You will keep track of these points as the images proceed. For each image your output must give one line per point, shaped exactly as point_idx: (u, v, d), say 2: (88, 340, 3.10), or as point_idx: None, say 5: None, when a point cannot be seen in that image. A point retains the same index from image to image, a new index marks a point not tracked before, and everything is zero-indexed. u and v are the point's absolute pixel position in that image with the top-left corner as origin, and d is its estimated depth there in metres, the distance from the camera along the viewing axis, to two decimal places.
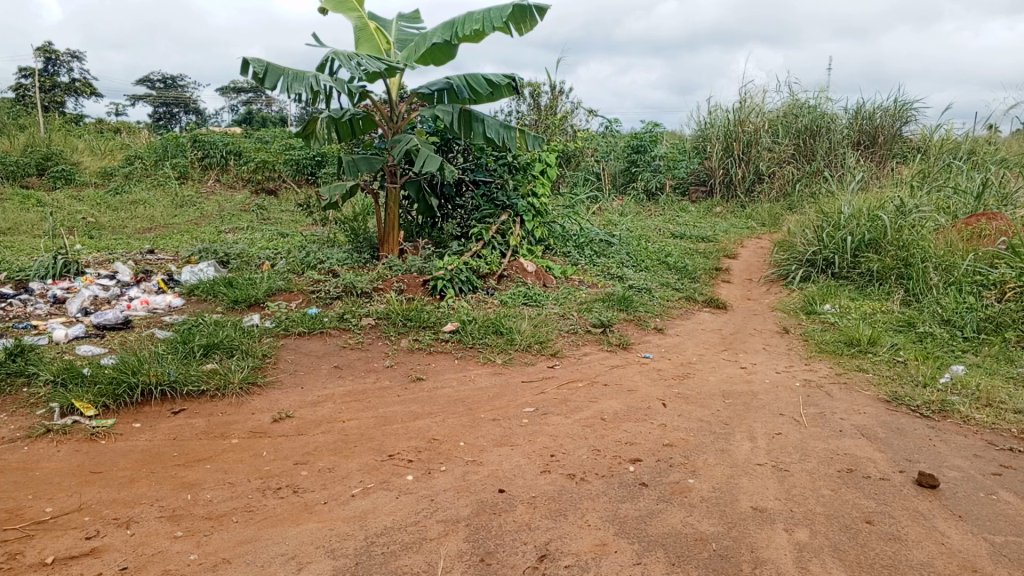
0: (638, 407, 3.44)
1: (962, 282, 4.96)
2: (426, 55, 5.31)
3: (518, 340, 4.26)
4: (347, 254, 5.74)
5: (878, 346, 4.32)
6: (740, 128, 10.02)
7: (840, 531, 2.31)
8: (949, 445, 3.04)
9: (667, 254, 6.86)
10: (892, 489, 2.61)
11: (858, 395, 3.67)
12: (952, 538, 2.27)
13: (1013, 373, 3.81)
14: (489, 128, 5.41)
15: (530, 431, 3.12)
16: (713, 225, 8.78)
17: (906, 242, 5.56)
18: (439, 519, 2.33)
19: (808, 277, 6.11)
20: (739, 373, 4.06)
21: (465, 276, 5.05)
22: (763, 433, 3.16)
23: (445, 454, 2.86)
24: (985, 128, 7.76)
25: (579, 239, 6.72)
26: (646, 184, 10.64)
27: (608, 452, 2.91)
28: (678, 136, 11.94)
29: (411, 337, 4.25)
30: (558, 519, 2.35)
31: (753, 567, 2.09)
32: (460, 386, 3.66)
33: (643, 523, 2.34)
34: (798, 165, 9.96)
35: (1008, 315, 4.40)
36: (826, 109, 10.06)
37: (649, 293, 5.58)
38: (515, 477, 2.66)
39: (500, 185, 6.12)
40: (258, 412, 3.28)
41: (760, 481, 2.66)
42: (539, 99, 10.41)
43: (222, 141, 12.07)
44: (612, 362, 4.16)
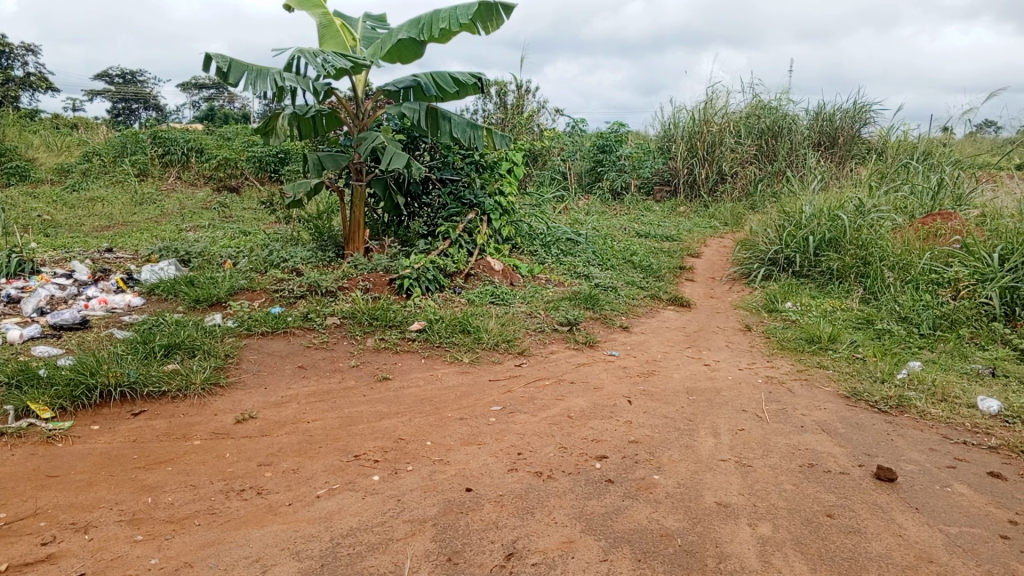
0: (605, 404, 3.46)
1: (919, 280, 5.08)
2: (392, 52, 5.29)
3: (485, 339, 4.26)
4: (312, 253, 5.67)
5: (838, 343, 4.41)
6: (704, 128, 10.19)
7: (802, 524, 2.35)
8: (907, 439, 3.11)
9: (633, 252, 6.92)
10: (852, 483, 2.67)
11: (818, 391, 3.74)
12: (910, 530, 2.33)
13: (967, 369, 3.92)
14: (455, 126, 5.39)
15: (498, 429, 3.12)
16: (678, 224, 8.87)
17: (865, 241, 5.69)
18: (406, 519, 2.33)
19: (769, 275, 6.22)
20: (703, 369, 4.11)
21: (433, 275, 5.03)
22: (727, 429, 3.21)
23: (412, 453, 2.85)
24: (941, 130, 7.96)
25: (545, 238, 6.77)
26: (612, 183, 10.70)
27: (575, 449, 2.92)
28: (643, 136, 12.05)
29: (377, 336, 4.22)
30: (525, 517, 2.36)
31: (718, 562, 2.12)
32: (427, 385, 3.65)
33: (610, 519, 2.35)
34: (760, 165, 10.11)
35: (962, 312, 4.53)
36: (787, 111, 10.22)
37: (615, 291, 5.63)
38: (482, 475, 2.66)
39: (468, 183, 6.10)
40: (221, 412, 3.23)
41: (724, 477, 2.70)
42: (505, 98, 10.38)
43: (183, 138, 11.85)
44: (578, 360, 4.17)
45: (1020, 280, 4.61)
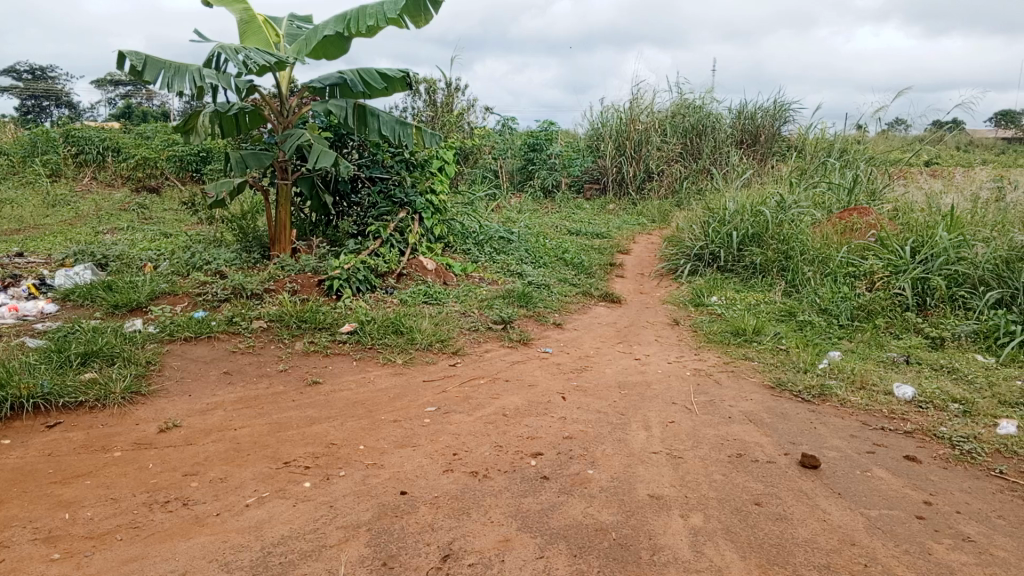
0: (539, 402, 3.48)
1: (837, 272, 5.29)
2: (317, 48, 5.18)
3: (418, 339, 4.22)
4: (236, 254, 5.51)
5: (763, 335, 4.55)
6: (631, 127, 10.37)
7: (731, 513, 2.41)
8: (829, 427, 3.23)
9: (564, 250, 6.98)
10: (778, 471, 2.76)
11: (745, 382, 3.86)
12: (833, 514, 2.42)
13: (883, 357, 4.10)
14: (383, 124, 5.33)
15: (433, 430, 3.10)
16: (607, 221, 8.99)
17: (786, 236, 5.89)
18: (339, 525, 2.28)
19: (696, 270, 6.37)
20: (634, 364, 4.18)
21: (363, 275, 4.96)
22: (658, 422, 3.27)
23: (345, 458, 2.80)
24: (855, 128, 8.31)
25: (478, 237, 6.76)
26: (543, 182, 10.77)
27: (510, 447, 2.93)
28: (572, 135, 12.18)
29: (307, 339, 4.13)
30: (461, 518, 2.34)
31: (652, 554, 2.15)
32: (360, 387, 3.59)
33: (546, 516, 2.36)
34: (686, 163, 10.35)
35: (877, 303, 4.74)
36: (711, 110, 10.50)
37: (547, 288, 5.66)
38: (417, 477, 2.64)
39: (398, 182, 6.01)
40: (143, 422, 3.10)
41: (656, 469, 2.75)
42: (434, 96, 10.30)
43: (98, 136, 11.37)
44: (513, 358, 4.18)
45: (930, 272, 4.85)
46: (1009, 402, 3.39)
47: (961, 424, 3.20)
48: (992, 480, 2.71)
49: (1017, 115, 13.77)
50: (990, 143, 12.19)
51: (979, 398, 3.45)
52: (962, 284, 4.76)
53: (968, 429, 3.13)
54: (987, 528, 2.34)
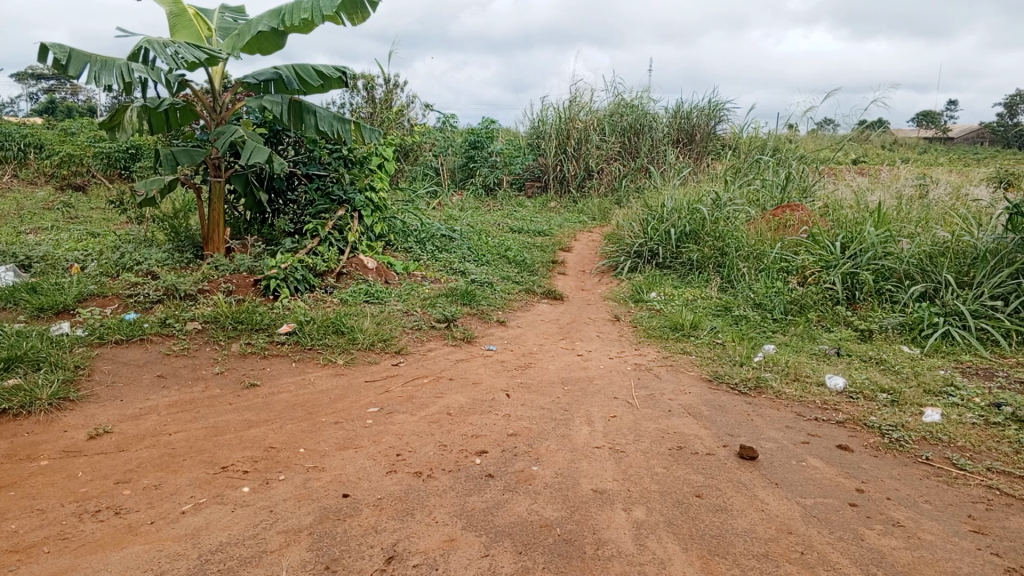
0: (483, 399, 3.47)
1: (771, 267, 5.44)
2: (252, 44, 5.06)
3: (359, 339, 4.16)
4: (168, 254, 5.34)
5: (700, 330, 4.65)
6: (571, 126, 10.46)
7: (672, 505, 2.45)
8: (764, 418, 3.32)
9: (507, 247, 6.98)
10: (717, 463, 2.82)
11: (684, 376, 3.94)
12: (770, 504, 2.48)
13: (816, 350, 4.24)
14: (321, 120, 5.27)
15: (375, 431, 3.06)
16: (549, 219, 9.05)
17: (721, 233, 6.04)
18: (280, 530, 2.24)
19: (635, 267, 6.46)
20: (577, 360, 4.22)
21: (301, 275, 4.87)
22: (600, 416, 3.31)
23: (285, 462, 2.75)
24: (786, 128, 8.57)
25: (419, 234, 6.72)
26: (485, 179, 10.77)
27: (454, 446, 2.91)
28: (513, 133, 12.22)
29: (244, 340, 4.04)
30: (405, 519, 2.33)
31: (596, 548, 2.17)
32: (299, 389, 3.53)
33: (490, 514, 2.36)
34: (624, 162, 10.50)
35: (809, 297, 4.89)
36: (648, 109, 10.68)
37: (491, 286, 5.65)
38: (360, 479, 2.60)
39: (336, 179, 5.94)
40: (71, 428, 2.98)
41: (599, 464, 2.78)
42: (374, 92, 10.19)
43: (21, 133, 10.91)
44: (456, 356, 4.17)
45: (858, 267, 5.03)
46: (933, 390, 3.55)
47: (890, 413, 3.33)
48: (919, 466, 2.83)
49: (937, 115, 14.47)
50: (913, 142, 12.74)
51: (905, 387, 3.60)
52: (888, 278, 4.95)
53: (896, 417, 3.26)
54: (915, 513, 2.44)
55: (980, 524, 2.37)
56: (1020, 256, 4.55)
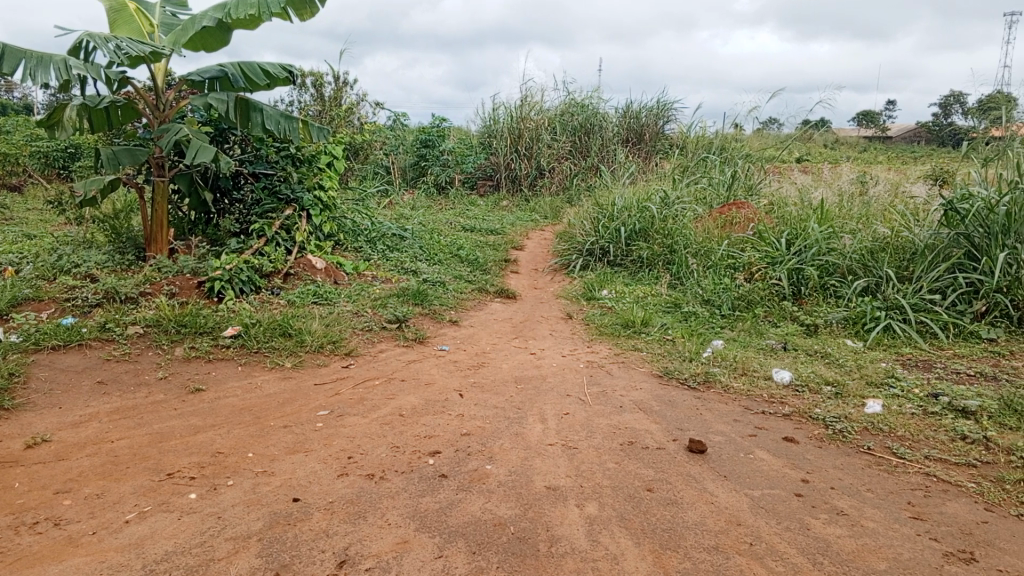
0: (436, 400, 3.45)
1: (718, 264, 5.55)
2: (196, 39, 4.93)
3: (308, 341, 4.10)
4: (108, 256, 5.18)
5: (650, 327, 4.71)
6: (521, 125, 10.49)
7: (624, 501, 2.48)
8: (713, 412, 3.38)
9: (458, 246, 6.96)
10: (668, 457, 2.86)
11: (635, 372, 3.98)
12: (719, 496, 2.53)
13: (763, 344, 4.33)
14: (267, 118, 5.17)
15: (326, 434, 3.02)
16: (501, 218, 9.05)
17: (670, 230, 6.13)
18: (228, 537, 2.19)
19: (587, 265, 6.51)
20: (529, 358, 4.23)
21: (247, 276, 4.78)
22: (553, 414, 3.32)
23: (233, 467, 2.69)
24: (732, 127, 8.75)
25: (370, 234, 6.65)
26: (436, 178, 10.72)
27: (407, 447, 2.89)
28: (464, 132, 12.19)
29: (188, 344, 3.94)
30: (357, 522, 2.30)
31: (550, 546, 2.18)
32: (247, 393, 3.46)
33: (444, 514, 2.36)
34: (575, 161, 10.57)
35: (756, 293, 4.99)
36: (598, 109, 10.79)
37: (443, 286, 5.62)
38: (310, 483, 2.56)
39: (283, 177, 5.84)
40: (6, 438, 2.87)
41: (552, 461, 2.79)
42: (322, 89, 10.06)
43: None
44: (408, 356, 4.14)
45: (803, 263, 5.17)
46: (874, 382, 3.66)
47: (834, 405, 3.43)
48: (862, 456, 2.91)
49: (876, 116, 14.92)
50: (853, 142, 13.12)
51: (848, 379, 3.71)
52: (832, 273, 5.10)
53: (839, 409, 3.36)
54: (858, 501, 2.52)
55: (919, 510, 2.45)
56: (954, 251, 4.72)
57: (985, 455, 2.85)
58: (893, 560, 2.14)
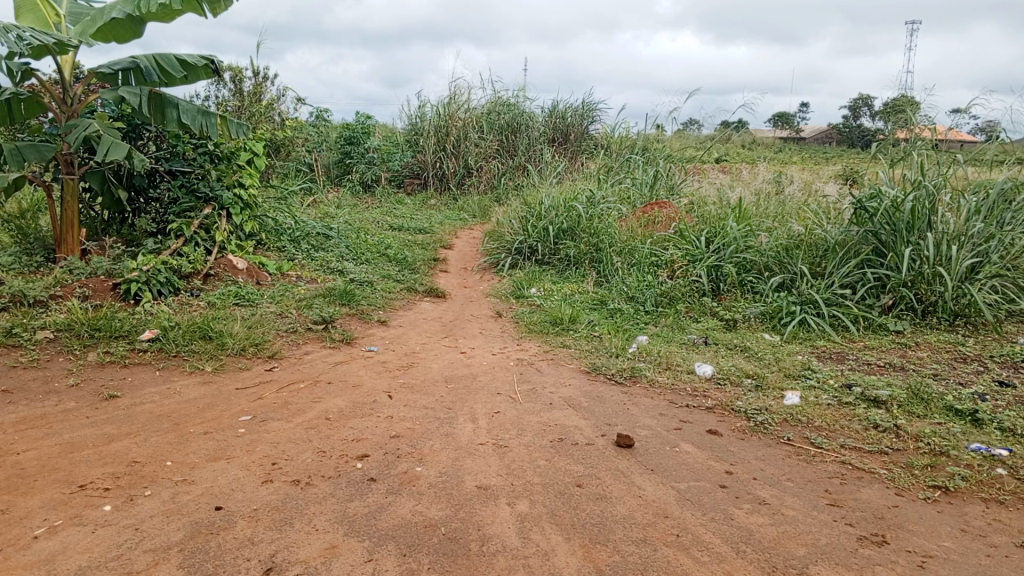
0: (364, 402, 3.40)
1: (642, 262, 5.66)
2: (105, 31, 4.72)
3: (229, 344, 3.97)
4: (13, 257, 4.90)
5: (578, 324, 4.77)
6: (449, 123, 10.43)
7: (555, 497, 2.50)
8: (640, 407, 3.45)
9: (386, 245, 6.88)
10: (596, 452, 2.90)
11: (563, 369, 4.02)
12: (647, 489, 2.58)
13: (685, 340, 4.44)
14: (184, 113, 4.96)
15: (250, 440, 2.94)
16: (429, 217, 9.00)
17: (596, 229, 6.22)
18: (146, 549, 2.10)
19: (516, 264, 6.54)
20: (459, 358, 4.22)
21: (164, 277, 4.61)
22: (484, 413, 3.32)
23: (151, 476, 2.58)
24: (654, 128, 8.93)
25: (293, 233, 6.50)
26: (361, 176, 10.56)
27: (334, 451, 2.84)
28: (389, 129, 12.07)
29: (101, 349, 3.77)
30: (284, 528, 2.25)
31: (480, 545, 2.18)
32: (165, 399, 3.33)
33: (373, 518, 2.32)
34: (502, 160, 10.59)
35: (679, 290, 5.12)
36: (524, 108, 10.84)
37: (370, 285, 5.55)
38: (234, 491, 2.49)
39: (201, 175, 5.65)
40: None
41: (483, 460, 2.79)
42: (241, 84, 9.77)
43: None
44: (335, 358, 4.07)
45: (722, 260, 5.34)
46: (792, 374, 3.80)
47: (754, 397, 3.54)
48: (782, 446, 3.02)
49: (790, 117, 15.46)
50: (769, 142, 13.56)
51: (768, 372, 3.84)
52: (750, 270, 5.28)
53: (760, 401, 3.47)
54: (779, 491, 2.61)
55: (836, 497, 2.56)
56: (863, 247, 4.93)
57: (895, 442, 3.00)
58: (811, 545, 2.23)
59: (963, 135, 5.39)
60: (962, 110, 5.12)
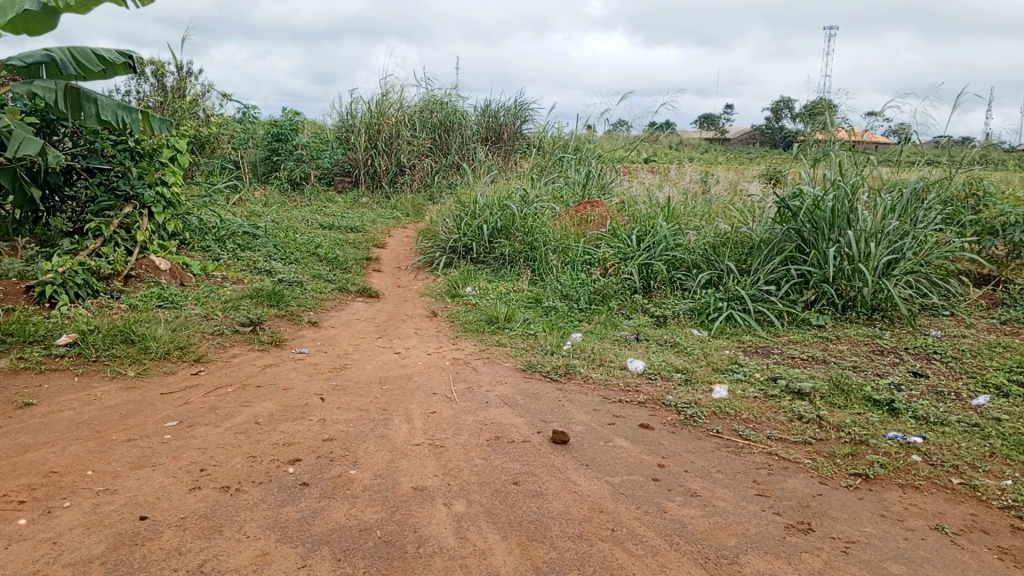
0: (295, 406, 3.33)
1: (575, 260, 5.74)
2: (17, 23, 4.51)
3: (152, 348, 3.83)
4: None
5: (513, 322, 4.78)
6: (381, 120, 10.33)
7: (491, 495, 2.51)
8: (575, 404, 3.48)
9: (317, 245, 6.75)
10: (532, 449, 2.92)
11: (499, 367, 4.02)
12: (582, 485, 2.61)
13: (618, 336, 4.50)
14: (103, 108, 4.74)
15: (176, 446, 2.84)
16: (361, 215, 8.88)
17: (530, 228, 6.25)
18: (65, 564, 2.01)
19: (451, 263, 6.52)
20: (394, 358, 4.17)
21: (82, 279, 4.42)
22: (419, 413, 3.30)
23: (69, 487, 2.47)
24: (586, 128, 9.04)
25: (218, 232, 6.31)
26: (290, 174, 10.31)
27: (264, 456, 2.78)
28: (318, 127, 11.87)
29: (14, 354, 3.59)
30: (213, 537, 2.18)
31: (417, 547, 2.17)
32: (84, 406, 3.19)
33: (306, 523, 2.28)
34: (436, 158, 10.51)
35: (611, 287, 5.20)
36: (457, 107, 10.77)
37: (300, 286, 5.44)
38: (159, 500, 2.40)
39: (121, 173, 5.44)
40: None
41: (418, 461, 2.77)
42: (163, 79, 9.44)
43: None
44: (264, 361, 3.97)
45: (652, 258, 5.44)
46: (720, 368, 3.91)
47: (684, 391, 3.62)
48: (711, 439, 3.10)
49: (717, 119, 15.82)
50: (697, 143, 13.85)
51: (696, 367, 3.93)
52: (679, 267, 5.40)
53: (689, 395, 3.56)
54: (710, 482, 2.68)
55: (763, 487, 2.65)
56: (787, 244, 5.11)
57: (819, 432, 3.11)
58: (741, 535, 2.30)
59: (878, 137, 5.64)
60: (877, 112, 5.36)
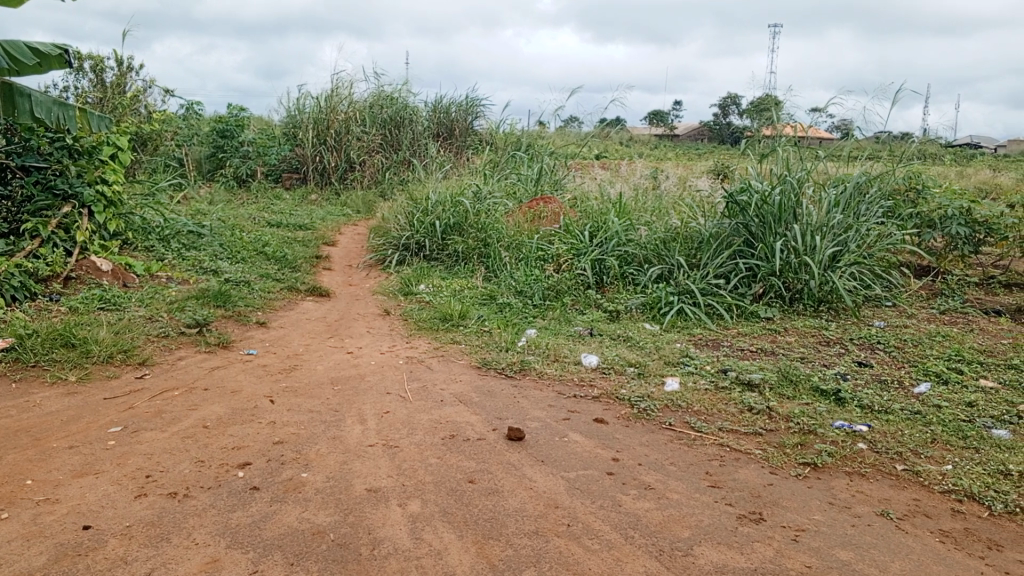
0: (244, 408, 3.27)
1: (529, 257, 5.76)
2: None
3: (94, 351, 3.71)
4: None
5: (468, 319, 4.77)
6: (330, 116, 10.22)
7: (447, 495, 2.50)
8: (529, 400, 3.49)
9: (265, 243, 6.63)
10: (488, 447, 2.92)
11: (453, 365, 4.01)
12: (537, 481, 2.62)
13: (572, 332, 4.53)
14: (38, 104, 4.57)
15: (120, 453, 2.76)
16: (311, 212, 8.75)
17: (483, 224, 6.25)
18: None
19: (403, 260, 6.48)
20: (346, 358, 4.12)
21: (19, 281, 4.26)
22: (372, 414, 3.26)
23: (7, 498, 2.38)
24: (538, 124, 9.06)
25: (162, 231, 6.15)
26: (236, 170, 10.16)
27: (213, 461, 2.72)
28: (265, 122, 11.67)
29: None
30: (160, 545, 2.13)
31: (371, 549, 2.15)
32: (22, 413, 3.07)
33: (258, 528, 2.24)
34: (386, 154, 10.39)
35: (564, 283, 5.22)
36: (408, 102, 10.63)
37: (248, 285, 5.34)
38: (103, 508, 2.33)
39: (59, 171, 5.28)
40: None
41: (372, 462, 2.75)
42: (102, 74, 9.14)
43: None
44: (212, 363, 3.89)
45: (605, 254, 5.48)
46: (672, 361, 3.97)
47: (637, 385, 3.67)
48: (664, 431, 3.14)
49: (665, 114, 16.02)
50: (647, 138, 14.01)
51: (649, 360, 3.98)
52: (630, 263, 5.46)
53: (642, 389, 3.60)
54: (663, 475, 2.71)
55: (715, 478, 2.69)
56: (735, 238, 5.20)
57: (768, 423, 3.18)
58: (694, 527, 2.34)
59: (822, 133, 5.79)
60: (821, 108, 5.50)
